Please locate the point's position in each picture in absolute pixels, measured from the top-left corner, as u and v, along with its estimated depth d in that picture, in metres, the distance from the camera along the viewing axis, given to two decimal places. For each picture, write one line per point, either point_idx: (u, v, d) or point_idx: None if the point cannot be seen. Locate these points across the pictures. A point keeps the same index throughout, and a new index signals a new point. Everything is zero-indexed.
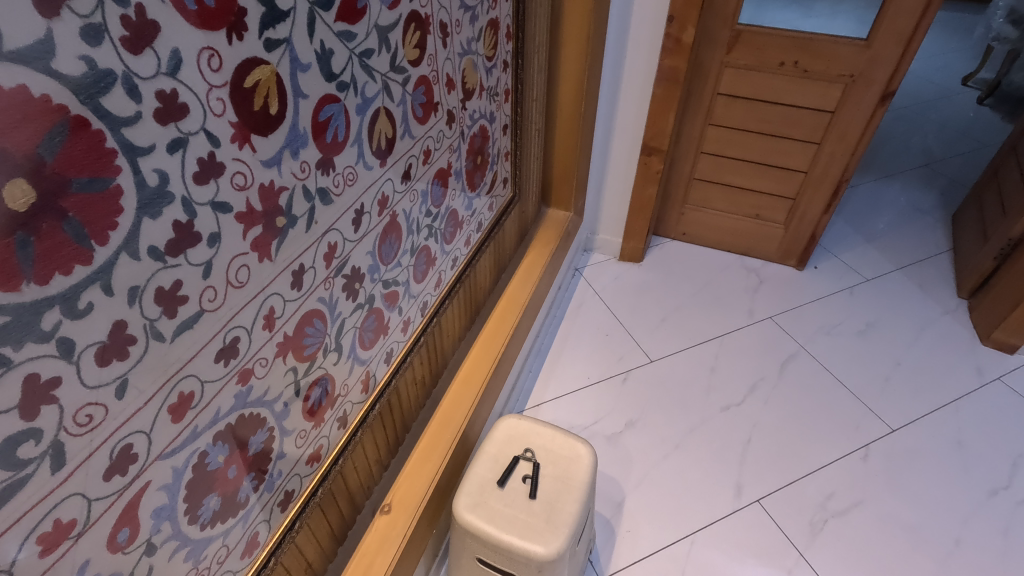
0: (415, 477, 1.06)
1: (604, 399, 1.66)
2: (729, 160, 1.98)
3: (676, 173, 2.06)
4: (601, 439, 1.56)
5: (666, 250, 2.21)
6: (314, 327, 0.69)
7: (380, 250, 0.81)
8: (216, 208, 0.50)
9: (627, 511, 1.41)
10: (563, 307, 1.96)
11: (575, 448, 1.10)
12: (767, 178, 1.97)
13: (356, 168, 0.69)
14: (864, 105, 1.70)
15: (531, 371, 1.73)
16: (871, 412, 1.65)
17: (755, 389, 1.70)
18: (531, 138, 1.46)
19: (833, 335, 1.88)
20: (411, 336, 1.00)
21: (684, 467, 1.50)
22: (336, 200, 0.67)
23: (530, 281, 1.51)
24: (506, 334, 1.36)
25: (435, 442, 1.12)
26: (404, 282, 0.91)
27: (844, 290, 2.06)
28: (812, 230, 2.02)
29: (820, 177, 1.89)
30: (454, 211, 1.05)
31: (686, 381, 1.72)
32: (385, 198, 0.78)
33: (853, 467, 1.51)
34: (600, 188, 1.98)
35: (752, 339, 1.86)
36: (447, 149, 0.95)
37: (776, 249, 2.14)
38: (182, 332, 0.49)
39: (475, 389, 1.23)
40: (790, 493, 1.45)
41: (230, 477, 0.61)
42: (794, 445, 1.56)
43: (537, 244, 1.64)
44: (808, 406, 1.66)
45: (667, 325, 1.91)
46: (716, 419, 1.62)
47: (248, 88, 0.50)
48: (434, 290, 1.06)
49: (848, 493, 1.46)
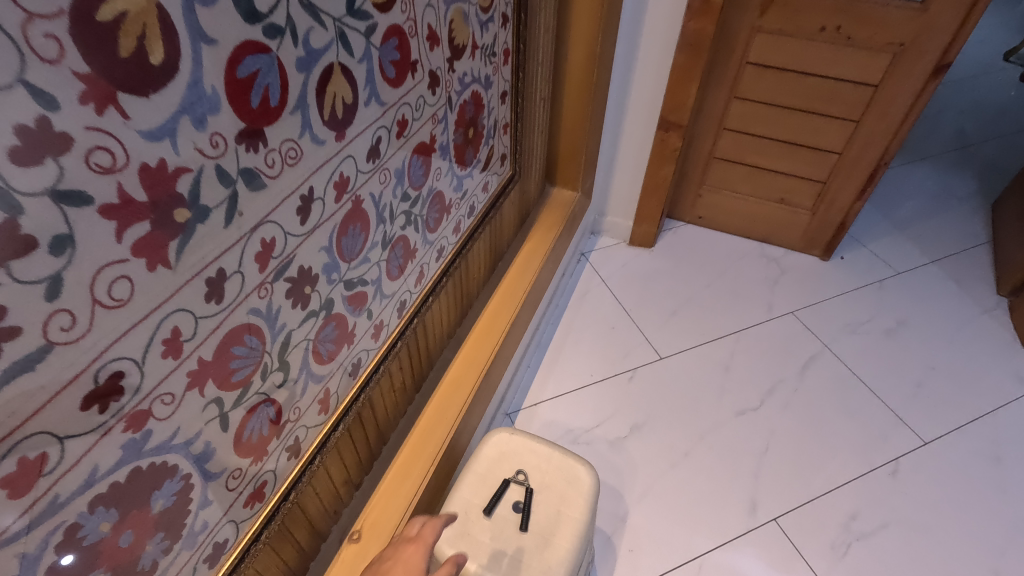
0: (391, 498, 0.94)
1: (608, 399, 1.52)
2: (754, 138, 1.79)
3: (694, 151, 1.88)
4: (603, 444, 1.43)
5: (680, 234, 2.05)
6: (244, 346, 0.54)
7: (339, 245, 0.65)
8: (62, 200, 0.34)
9: (630, 527, 1.29)
10: (567, 296, 1.80)
11: (574, 470, 0.96)
12: (797, 159, 1.79)
13: (299, 142, 0.54)
14: (912, 79, 1.51)
15: (529, 366, 1.59)
16: (900, 421, 1.51)
17: (773, 392, 1.56)
18: (534, 110, 1.28)
19: (860, 333, 1.73)
20: (385, 341, 0.85)
21: (694, 477, 1.37)
22: (270, 184, 0.51)
23: (531, 271, 1.35)
24: (501, 332, 1.21)
25: (415, 458, 0.99)
26: (376, 281, 0.77)
27: (872, 284, 1.89)
28: (842, 217, 1.84)
29: (854, 160, 1.71)
30: (440, 193, 0.89)
31: (698, 381, 1.57)
32: (344, 181, 0.63)
33: (880, 482, 1.38)
34: (611, 165, 1.81)
35: (771, 336, 1.71)
36: (429, 119, 0.79)
37: (799, 237, 1.96)
38: (16, 377, 0.35)
39: (463, 395, 1.09)
40: (812, 511, 1.32)
41: (124, 545, 0.47)
42: (814, 457, 1.42)
43: (540, 229, 1.47)
44: (830, 414, 1.51)
45: (678, 318, 1.75)
46: (730, 425, 1.48)
47: (105, 23, 0.34)
48: (414, 286, 0.90)
49: (876, 513, 1.32)
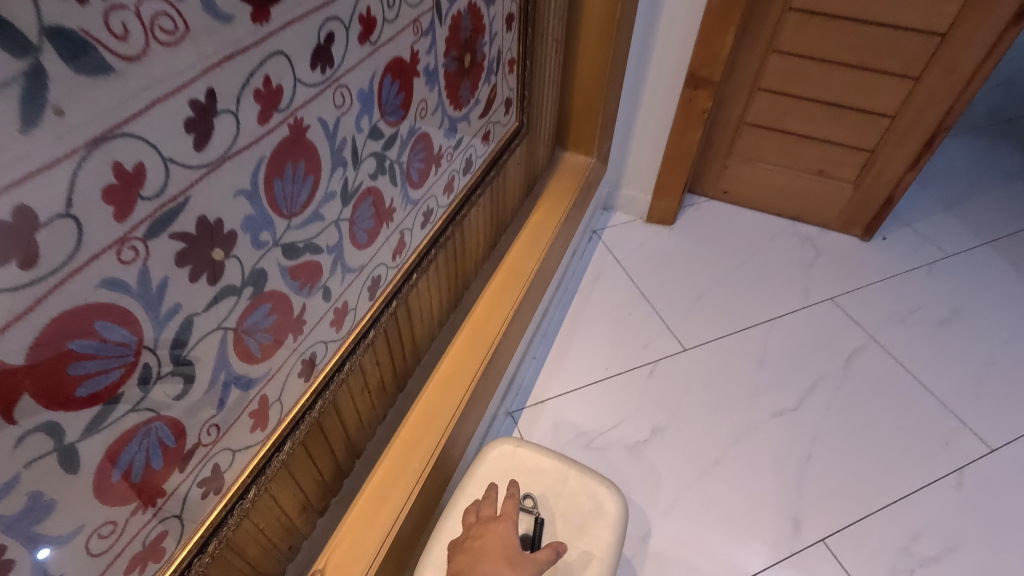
0: (363, 528, 0.74)
1: (626, 397, 1.33)
2: (793, 99, 1.56)
3: (723, 115, 1.65)
4: (620, 449, 1.24)
5: (703, 211, 1.83)
6: (97, 340, 0.34)
7: (269, 192, 0.44)
8: None
9: (654, 548, 1.10)
10: (577, 278, 1.60)
11: (597, 496, 0.76)
12: (842, 124, 1.57)
13: (177, 8, 0.33)
14: (988, 27, 1.29)
15: (534, 358, 1.39)
16: (961, 425, 1.31)
17: (814, 390, 1.36)
18: (546, 50, 1.06)
19: (909, 323, 1.53)
20: (352, 332, 0.65)
21: (728, 490, 1.18)
22: (123, 72, 0.31)
23: (539, 248, 1.14)
24: (503, 319, 1.01)
25: (394, 476, 0.79)
26: (334, 249, 0.56)
27: (920, 267, 1.69)
28: (889, 192, 1.63)
29: (910, 124, 1.49)
30: (426, 136, 0.67)
31: (727, 377, 1.38)
32: (273, 91, 0.41)
33: (942, 497, 1.19)
34: (629, 130, 1.58)
35: (809, 325, 1.51)
36: (410, 27, 0.57)
37: (838, 214, 1.75)
38: None
39: (456, 396, 0.89)
40: (864, 532, 1.13)
41: None
42: (864, 466, 1.23)
43: (549, 200, 1.26)
44: (881, 417, 1.32)
45: (704, 304, 1.55)
46: (767, 427, 1.28)
47: None
48: (393, 260, 0.69)
49: (940, 534, 1.14)
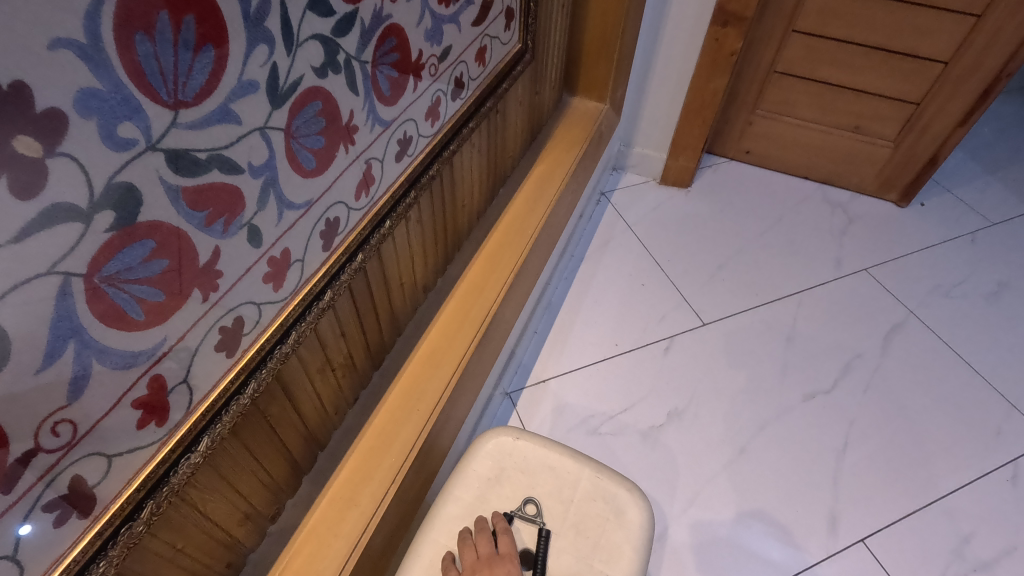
0: (325, 539, 0.60)
1: (638, 376, 1.18)
2: (833, 43, 1.38)
3: (751, 62, 1.47)
4: (633, 435, 1.09)
5: (723, 172, 1.66)
6: None
7: (128, 55, 0.28)
8: None
9: (672, 549, 0.97)
10: (583, 244, 1.43)
11: (616, 501, 0.61)
12: (886, 72, 1.38)
13: None
14: None
15: (536, 332, 1.23)
16: (1014, 409, 1.18)
17: (849, 370, 1.21)
18: None
19: (953, 297, 1.37)
20: (299, 292, 0.49)
21: (754, 481, 1.05)
22: None
23: (544, 203, 0.98)
24: (501, 284, 0.85)
25: (365, 472, 0.64)
26: (263, 171, 0.39)
27: (963, 236, 1.53)
28: (934, 150, 1.46)
29: (966, 72, 1.31)
30: (400, 31, 0.50)
31: (752, 355, 1.23)
32: None
33: (995, 492, 1.06)
34: (645, 77, 1.40)
35: (843, 298, 1.35)
36: None
37: (873, 176, 1.58)
38: None
39: (443, 376, 0.73)
40: (908, 531, 1.01)
41: None
42: (908, 457, 1.09)
43: (556, 148, 1.09)
44: (924, 401, 1.17)
45: (726, 274, 1.39)
46: (798, 412, 1.14)
47: None
48: (356, 200, 0.53)
49: (994, 533, 1.01)
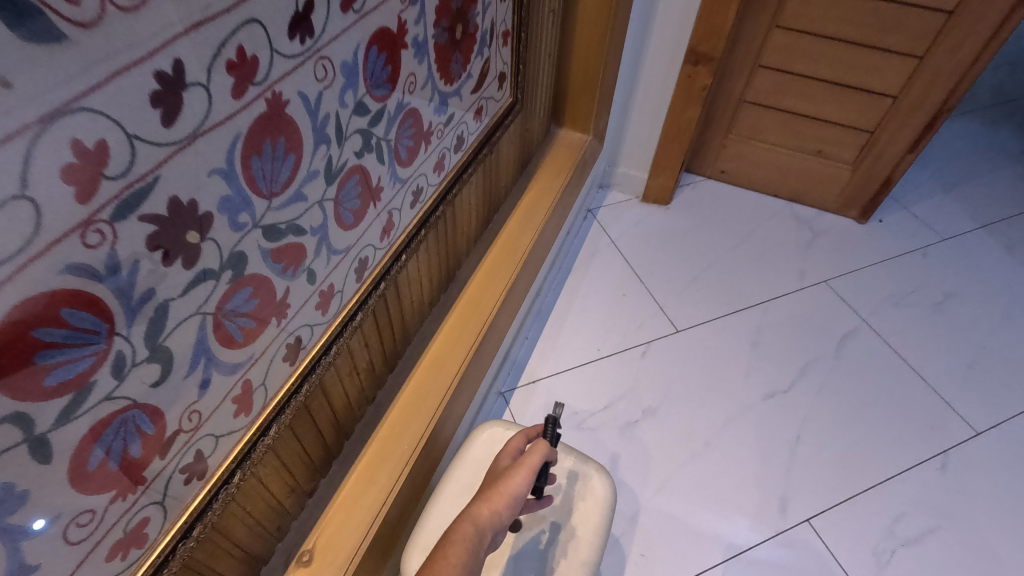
0: (351, 510, 0.74)
1: (618, 377, 1.33)
2: (795, 77, 1.53)
3: (724, 91, 1.62)
4: (613, 430, 1.24)
5: (701, 190, 1.80)
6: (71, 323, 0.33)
7: (247, 170, 0.42)
8: None
9: (643, 528, 1.12)
10: (571, 257, 1.58)
11: (585, 477, 0.76)
12: (843, 103, 1.53)
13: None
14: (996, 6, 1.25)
15: (528, 338, 1.38)
16: (948, 407, 1.33)
17: (805, 373, 1.37)
18: (542, 22, 1.02)
19: (903, 307, 1.53)
20: (338, 314, 0.63)
21: (716, 469, 1.20)
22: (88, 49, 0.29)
23: (533, 226, 1.12)
24: (496, 299, 0.99)
25: (383, 457, 0.79)
26: (319, 231, 0.54)
27: (916, 250, 1.68)
28: (889, 172, 1.61)
29: (912, 105, 1.46)
30: (415, 111, 0.65)
31: (720, 358, 1.38)
32: (244, 58, 0.38)
33: (926, 479, 1.21)
34: (627, 106, 1.55)
35: (804, 307, 1.50)
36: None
37: (836, 195, 1.73)
38: None
39: (446, 378, 0.88)
40: (849, 513, 1.16)
41: None
42: (852, 449, 1.24)
43: (544, 176, 1.23)
44: (870, 399, 1.33)
45: (699, 284, 1.54)
46: (758, 409, 1.29)
47: None
48: (380, 240, 0.67)
49: (923, 515, 1.16)
